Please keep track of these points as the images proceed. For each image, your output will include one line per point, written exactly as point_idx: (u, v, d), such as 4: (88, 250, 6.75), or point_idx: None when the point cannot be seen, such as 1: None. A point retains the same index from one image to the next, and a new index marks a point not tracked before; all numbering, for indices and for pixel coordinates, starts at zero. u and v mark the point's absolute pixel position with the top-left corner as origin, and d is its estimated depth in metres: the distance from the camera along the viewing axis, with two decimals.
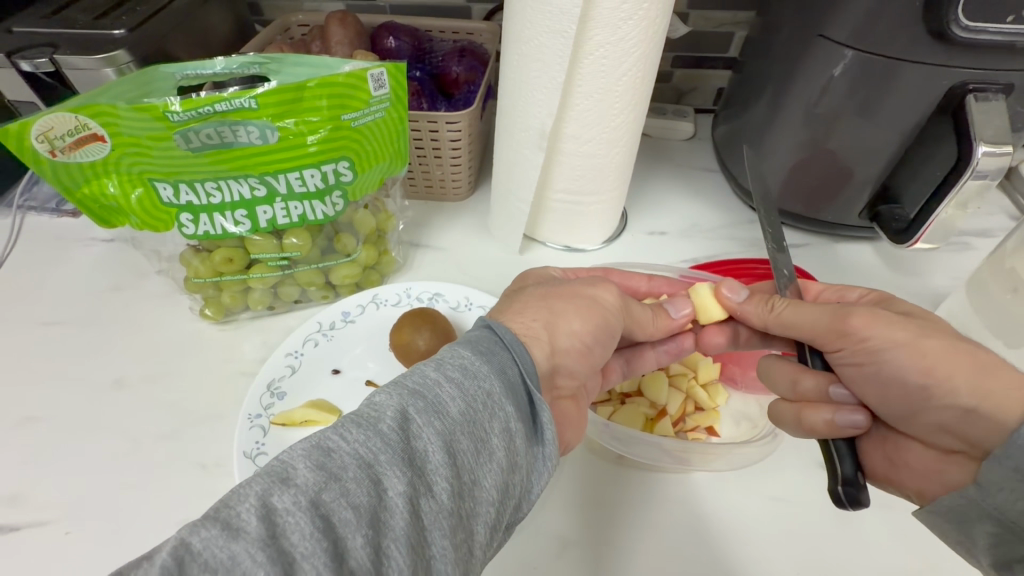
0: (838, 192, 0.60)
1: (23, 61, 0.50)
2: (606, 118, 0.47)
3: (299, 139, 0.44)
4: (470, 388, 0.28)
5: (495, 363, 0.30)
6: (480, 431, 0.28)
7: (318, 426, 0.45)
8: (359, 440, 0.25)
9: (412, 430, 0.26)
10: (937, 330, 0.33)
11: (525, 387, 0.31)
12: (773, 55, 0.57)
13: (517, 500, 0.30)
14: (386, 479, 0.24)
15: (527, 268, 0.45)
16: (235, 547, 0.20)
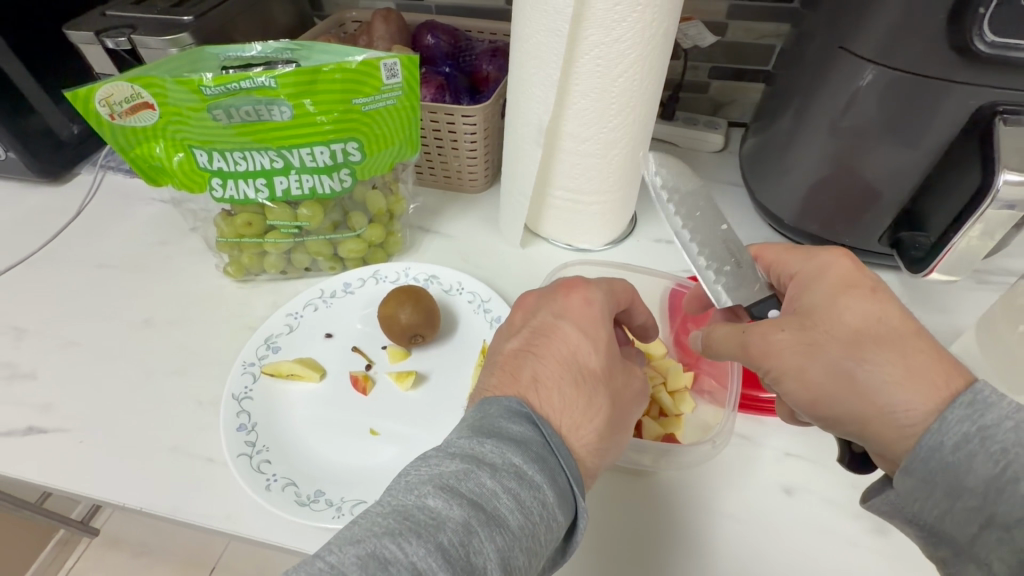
0: (859, 214, 0.56)
1: (107, 39, 0.58)
2: (603, 117, 0.48)
3: (313, 118, 0.49)
4: (527, 500, 0.28)
5: (548, 471, 0.30)
6: (534, 547, 0.28)
7: (302, 380, 0.49)
8: (418, 556, 0.25)
9: (473, 546, 0.26)
10: (828, 341, 0.35)
11: (577, 494, 0.31)
12: (800, 68, 0.56)
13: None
14: None
15: (577, 308, 0.38)
16: None
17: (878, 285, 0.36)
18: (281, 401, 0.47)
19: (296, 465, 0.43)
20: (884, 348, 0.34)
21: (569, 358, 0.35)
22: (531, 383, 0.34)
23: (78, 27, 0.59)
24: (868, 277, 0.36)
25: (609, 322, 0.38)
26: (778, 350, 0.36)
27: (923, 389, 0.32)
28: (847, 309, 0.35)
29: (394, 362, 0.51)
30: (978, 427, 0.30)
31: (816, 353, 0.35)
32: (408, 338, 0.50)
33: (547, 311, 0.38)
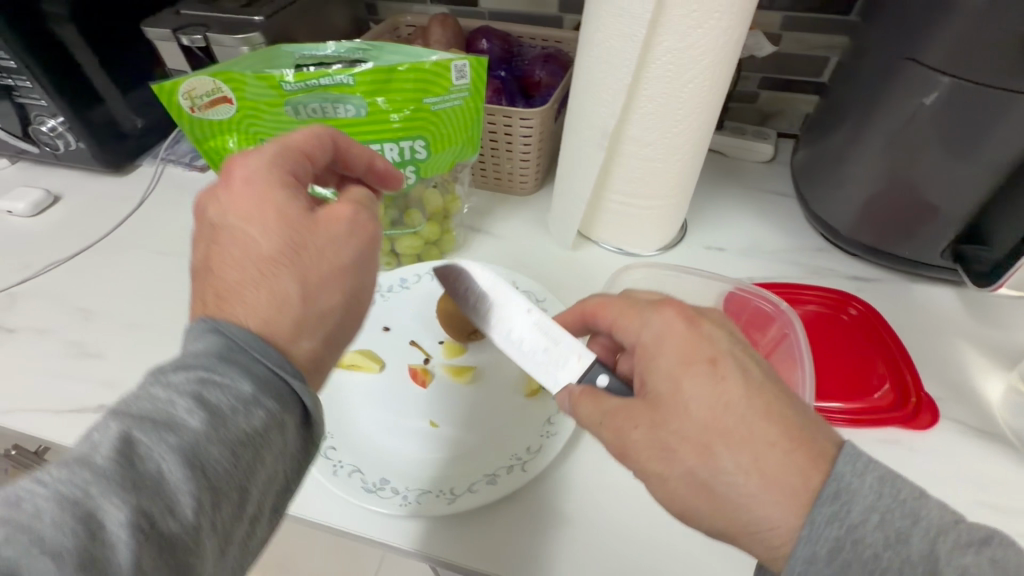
0: (919, 227, 0.56)
1: (183, 36, 0.60)
2: (667, 123, 0.48)
3: (385, 116, 0.50)
4: (214, 398, 0.27)
5: (240, 364, 0.29)
6: (234, 436, 0.27)
7: (361, 370, 0.50)
8: (64, 480, 0.23)
9: (139, 453, 0.25)
10: (678, 441, 0.31)
11: (284, 377, 0.30)
12: (861, 79, 0.55)
13: (282, 482, 0.30)
14: (104, 513, 0.23)
15: (230, 192, 0.35)
16: None
17: (712, 351, 0.32)
18: (344, 390, 0.48)
19: (358, 453, 0.44)
20: (739, 446, 0.29)
21: (239, 255, 0.33)
22: (213, 291, 0.32)
23: (154, 24, 0.62)
24: (708, 347, 0.32)
25: (271, 195, 0.35)
26: (637, 453, 0.32)
27: (789, 484, 0.28)
28: (692, 397, 0.31)
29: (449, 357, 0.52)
30: (848, 530, 0.27)
31: (670, 459, 0.31)
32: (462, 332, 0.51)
33: (229, 208, 0.35)
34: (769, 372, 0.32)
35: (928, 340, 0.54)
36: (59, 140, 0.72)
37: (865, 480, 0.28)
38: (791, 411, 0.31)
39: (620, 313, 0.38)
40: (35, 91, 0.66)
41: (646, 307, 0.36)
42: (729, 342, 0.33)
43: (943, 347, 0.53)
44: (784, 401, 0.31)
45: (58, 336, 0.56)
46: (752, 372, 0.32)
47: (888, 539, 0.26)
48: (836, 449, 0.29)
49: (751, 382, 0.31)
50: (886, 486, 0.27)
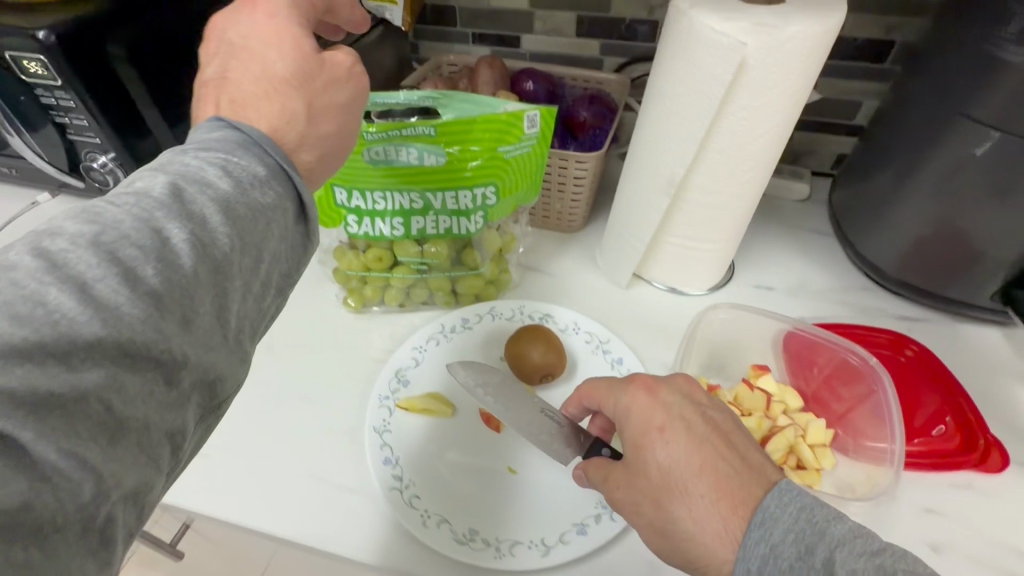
0: (964, 271, 0.58)
1: None
2: (733, 173, 0.50)
3: (460, 165, 0.51)
4: (236, 171, 0.31)
5: (255, 152, 0.32)
6: (253, 205, 0.31)
7: (434, 415, 0.50)
8: (124, 206, 0.28)
9: (184, 197, 0.29)
10: (644, 489, 0.38)
11: (289, 172, 0.33)
12: (905, 128, 0.58)
13: (290, 272, 0.34)
14: (164, 230, 0.28)
15: (231, 19, 0.36)
16: (21, 281, 0.24)
17: (663, 421, 0.39)
18: (420, 437, 0.48)
19: (440, 499, 0.44)
20: (682, 498, 0.36)
21: (254, 71, 0.34)
22: (228, 101, 0.34)
23: None
24: (658, 415, 0.40)
25: (293, 29, 0.36)
26: (622, 503, 0.40)
27: (715, 528, 0.34)
28: (653, 456, 0.38)
29: None
30: (771, 547, 0.32)
31: (641, 508, 0.38)
32: (538, 376, 0.51)
33: (234, 32, 0.36)
34: (714, 430, 0.39)
35: (976, 383, 0.56)
36: (109, 176, 0.74)
37: (786, 509, 0.33)
38: (729, 465, 0.36)
39: (597, 395, 0.45)
40: (89, 129, 0.68)
41: (614, 387, 0.44)
42: (678, 406, 0.40)
43: (991, 390, 0.55)
44: (723, 457, 0.37)
45: None
46: (699, 433, 0.38)
47: (800, 552, 0.31)
48: (761, 495, 0.35)
49: (693, 443, 0.38)
50: (806, 514, 0.33)
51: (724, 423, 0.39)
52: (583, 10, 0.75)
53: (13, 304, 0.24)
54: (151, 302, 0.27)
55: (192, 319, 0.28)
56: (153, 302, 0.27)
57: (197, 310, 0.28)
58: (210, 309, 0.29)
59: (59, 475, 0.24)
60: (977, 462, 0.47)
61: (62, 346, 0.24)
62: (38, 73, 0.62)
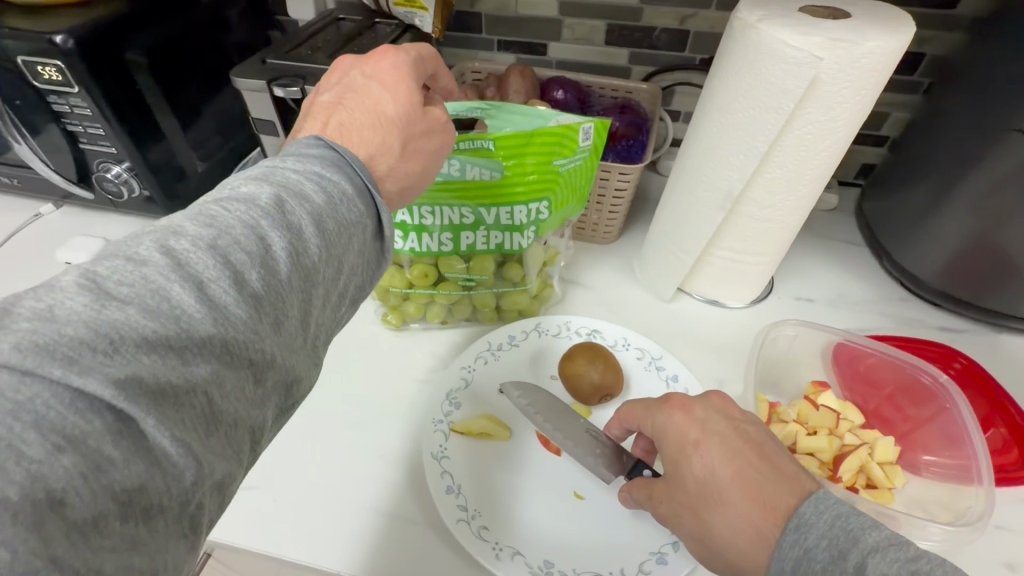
0: (1003, 284, 0.58)
1: (279, 88, 0.59)
2: (790, 187, 0.50)
3: (517, 179, 0.50)
4: (329, 187, 0.31)
5: (346, 171, 0.33)
6: (342, 223, 0.31)
7: (492, 438, 0.48)
8: (238, 211, 0.28)
9: (286, 209, 0.29)
10: (683, 499, 0.37)
11: (372, 193, 0.34)
12: (948, 141, 0.58)
13: (361, 288, 0.35)
14: (268, 238, 0.28)
15: (358, 65, 0.40)
16: (144, 271, 0.25)
17: (697, 434, 0.39)
18: (480, 464, 0.47)
19: (508, 530, 0.43)
20: (718, 507, 0.35)
21: (370, 107, 0.37)
22: (337, 125, 0.36)
23: (243, 74, 0.60)
24: (692, 429, 0.39)
25: (412, 81, 0.39)
26: (667, 516, 0.39)
27: (748, 533, 0.33)
28: (689, 468, 0.38)
29: None
30: (804, 550, 0.31)
31: (683, 519, 0.38)
32: (598, 397, 0.50)
33: (358, 73, 0.39)
34: (748, 439, 0.38)
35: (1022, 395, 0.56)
36: (124, 187, 0.70)
37: (822, 518, 0.31)
38: (763, 474, 0.35)
39: (635, 415, 0.44)
40: (104, 138, 0.65)
41: (649, 408, 0.43)
42: (709, 418, 0.39)
43: None
44: (757, 466, 0.36)
45: None
46: (732, 442, 0.37)
47: (832, 557, 0.29)
48: (797, 504, 0.33)
49: (726, 452, 0.37)
50: (841, 521, 0.31)
51: (757, 433, 0.38)
52: (613, 18, 0.75)
53: (142, 297, 0.24)
54: (254, 306, 0.27)
55: (284, 325, 0.28)
56: (258, 307, 0.27)
57: (291, 318, 0.29)
58: (299, 318, 0.29)
59: (173, 465, 0.23)
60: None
61: (184, 340, 0.24)
62: (52, 79, 0.59)
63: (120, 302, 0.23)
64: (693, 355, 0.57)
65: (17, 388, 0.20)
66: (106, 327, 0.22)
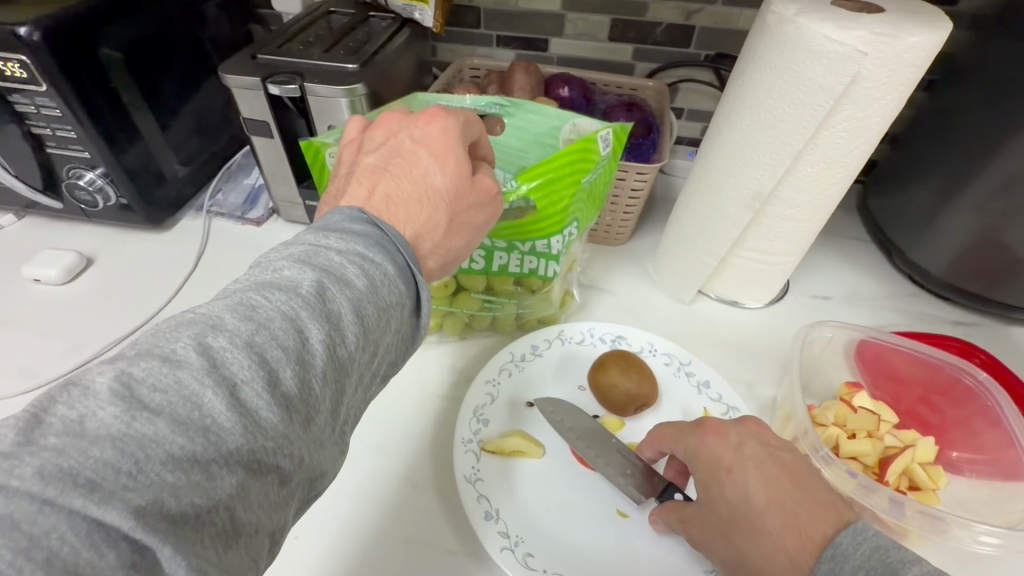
0: (1006, 278, 0.58)
1: (274, 85, 0.54)
2: (821, 186, 0.48)
3: (553, 209, 0.46)
4: (371, 269, 0.29)
5: (388, 249, 0.30)
6: (383, 308, 0.29)
7: (526, 456, 0.46)
8: (279, 300, 0.26)
9: (328, 297, 0.27)
10: (719, 527, 0.36)
11: (413, 271, 0.31)
12: (957, 137, 0.58)
13: (395, 365, 0.32)
14: (308, 330, 0.26)
15: (406, 125, 0.36)
16: (179, 374, 0.22)
17: (731, 460, 0.37)
18: (515, 485, 0.44)
19: (554, 555, 0.40)
20: (752, 535, 0.33)
21: (417, 179, 0.34)
22: (383, 199, 0.33)
23: (233, 71, 0.56)
24: (727, 453, 0.37)
25: (464, 152, 0.36)
26: (703, 543, 0.37)
27: (783, 564, 0.31)
28: (725, 492, 0.36)
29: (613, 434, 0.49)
30: None
31: (720, 545, 0.36)
32: (633, 408, 0.48)
33: (406, 135, 0.36)
34: (784, 467, 0.35)
35: None
36: (98, 195, 0.64)
37: (860, 550, 0.28)
38: (801, 503, 0.33)
39: (666, 438, 0.42)
40: (76, 141, 0.59)
41: (682, 430, 0.41)
42: (743, 444, 0.37)
43: None
44: (795, 495, 0.33)
45: None
46: (767, 469, 0.35)
47: None
48: (834, 533, 0.30)
49: (762, 478, 0.35)
50: (879, 554, 0.28)
51: (793, 461, 0.36)
52: (617, 13, 0.72)
53: (174, 406, 0.22)
54: (287, 409, 0.24)
55: (317, 423, 0.26)
56: (292, 409, 0.24)
57: (324, 413, 0.26)
58: (332, 411, 0.27)
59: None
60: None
61: (213, 452, 0.22)
62: (17, 77, 0.53)
63: (150, 413, 0.21)
64: (719, 360, 0.56)
65: (33, 520, 0.18)
66: (130, 443, 0.20)
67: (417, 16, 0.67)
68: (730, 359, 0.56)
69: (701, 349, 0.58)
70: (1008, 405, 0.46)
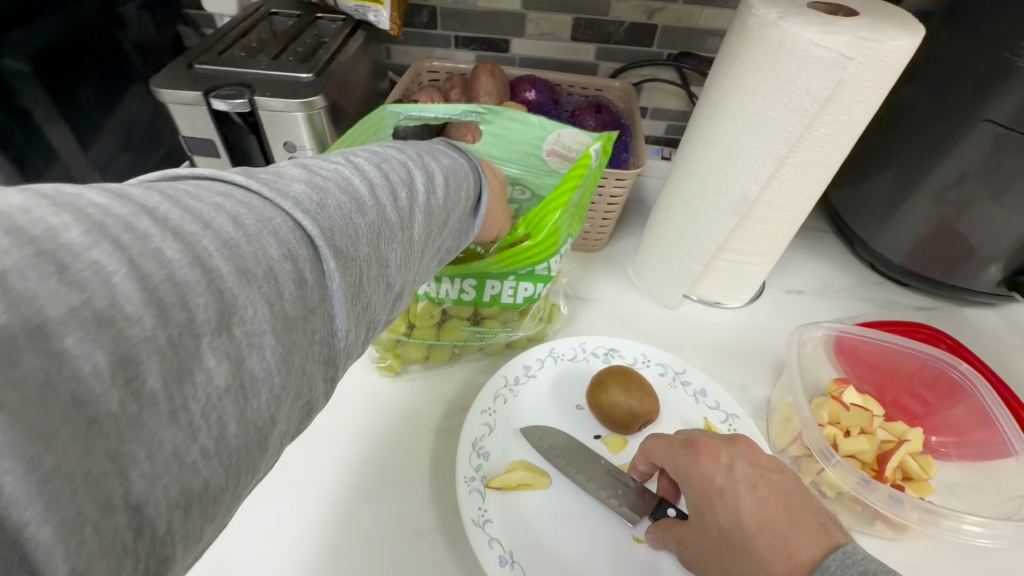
0: (958, 265, 0.61)
1: (220, 100, 0.49)
2: (802, 190, 0.49)
3: (549, 239, 0.44)
4: (451, 159, 0.35)
5: (460, 158, 0.36)
6: (459, 188, 0.34)
7: (531, 489, 0.44)
8: (397, 154, 0.31)
9: (426, 162, 0.32)
10: (712, 550, 0.33)
11: (476, 176, 0.37)
12: (905, 132, 0.58)
13: (452, 254, 0.36)
14: (418, 174, 0.30)
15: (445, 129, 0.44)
16: (336, 168, 0.26)
17: (722, 481, 0.34)
18: (522, 521, 0.42)
19: None
20: (744, 561, 0.31)
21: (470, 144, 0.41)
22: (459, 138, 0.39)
23: (168, 86, 0.50)
24: (718, 473, 0.35)
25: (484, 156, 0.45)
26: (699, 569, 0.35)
27: None
28: (717, 514, 0.33)
29: (616, 454, 0.48)
30: None
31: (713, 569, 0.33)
32: (635, 424, 0.47)
33: None
34: (777, 489, 0.33)
35: (991, 362, 0.61)
36: None
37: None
38: (792, 525, 0.30)
39: (659, 453, 0.40)
40: None
41: (675, 449, 0.39)
42: (735, 464, 0.35)
43: (1005, 369, 0.60)
44: (789, 517, 0.31)
45: None
46: (759, 490, 0.33)
47: None
48: (822, 555, 0.28)
49: (753, 497, 0.32)
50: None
51: (785, 483, 0.33)
52: (580, 12, 0.70)
53: (336, 179, 0.26)
54: (404, 219, 0.28)
55: (413, 254, 0.29)
56: (405, 223, 0.28)
57: (417, 250, 0.30)
58: (418, 259, 0.31)
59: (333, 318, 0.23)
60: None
61: (364, 217, 0.25)
62: None
63: (322, 178, 0.25)
64: (709, 364, 0.56)
65: (260, 208, 0.21)
66: (316, 186, 0.24)
67: (371, 18, 0.62)
68: (721, 362, 0.57)
69: (691, 354, 0.57)
70: (990, 396, 0.48)
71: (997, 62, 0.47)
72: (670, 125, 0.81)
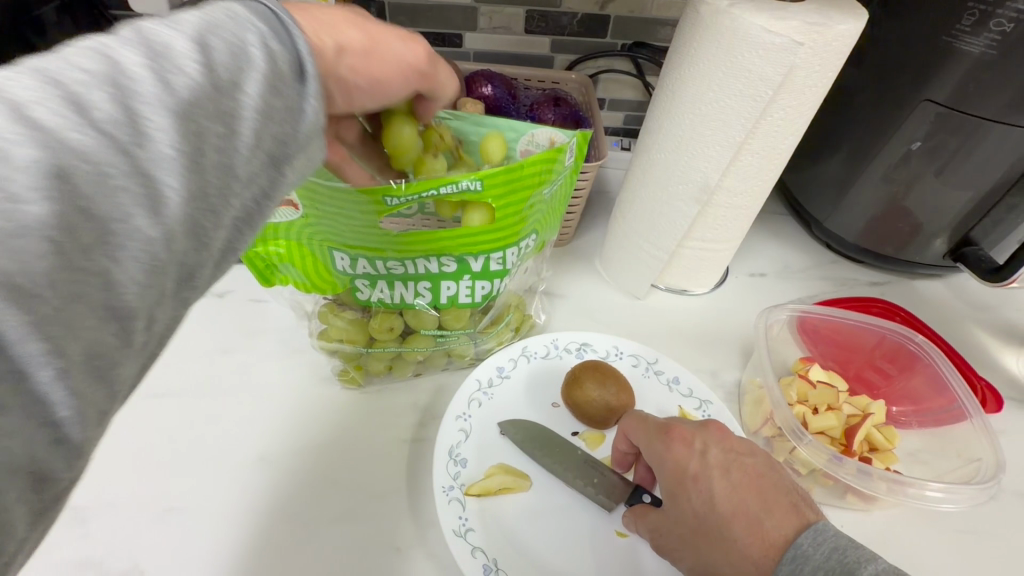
0: (907, 240, 0.63)
1: None
2: (760, 174, 0.49)
3: (508, 226, 0.42)
4: (211, 17, 0.24)
5: (247, 6, 0.25)
6: (232, 45, 0.23)
7: (511, 492, 0.43)
8: (87, 43, 0.21)
9: (148, 36, 0.21)
10: (684, 533, 0.34)
11: (284, 24, 0.26)
12: (849, 114, 0.60)
13: (296, 133, 0.25)
14: (126, 60, 0.20)
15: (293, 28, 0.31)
16: None
17: (696, 467, 0.34)
18: (502, 526, 0.41)
19: None
20: (717, 545, 0.31)
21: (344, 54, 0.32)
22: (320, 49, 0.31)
23: None
24: (691, 460, 0.35)
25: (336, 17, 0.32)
26: (669, 549, 0.35)
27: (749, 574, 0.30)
28: (693, 499, 0.33)
29: (595, 449, 0.47)
30: None
31: (684, 549, 0.34)
32: (612, 419, 0.47)
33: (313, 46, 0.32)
34: (750, 472, 0.33)
35: (941, 331, 0.64)
36: None
37: (820, 553, 0.28)
38: (763, 508, 0.31)
39: (635, 434, 0.39)
40: None
41: (650, 433, 0.38)
42: (709, 451, 0.35)
43: (953, 335, 0.64)
44: (761, 501, 0.31)
45: (51, 561, 0.38)
46: (732, 474, 0.33)
47: None
48: (793, 536, 0.29)
49: (729, 485, 0.32)
50: (839, 555, 0.27)
51: (758, 466, 0.34)
52: (532, 4, 0.69)
53: None
54: (110, 138, 0.19)
55: (178, 175, 0.20)
56: (129, 148, 0.19)
57: (182, 157, 0.21)
58: (208, 167, 0.22)
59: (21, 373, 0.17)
60: (997, 408, 0.52)
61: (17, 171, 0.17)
62: None
63: None
64: (679, 352, 0.57)
65: None
66: None
67: None
68: (691, 350, 0.57)
69: (662, 343, 0.58)
70: (946, 365, 0.50)
71: (937, 43, 0.49)
72: (628, 115, 0.81)
